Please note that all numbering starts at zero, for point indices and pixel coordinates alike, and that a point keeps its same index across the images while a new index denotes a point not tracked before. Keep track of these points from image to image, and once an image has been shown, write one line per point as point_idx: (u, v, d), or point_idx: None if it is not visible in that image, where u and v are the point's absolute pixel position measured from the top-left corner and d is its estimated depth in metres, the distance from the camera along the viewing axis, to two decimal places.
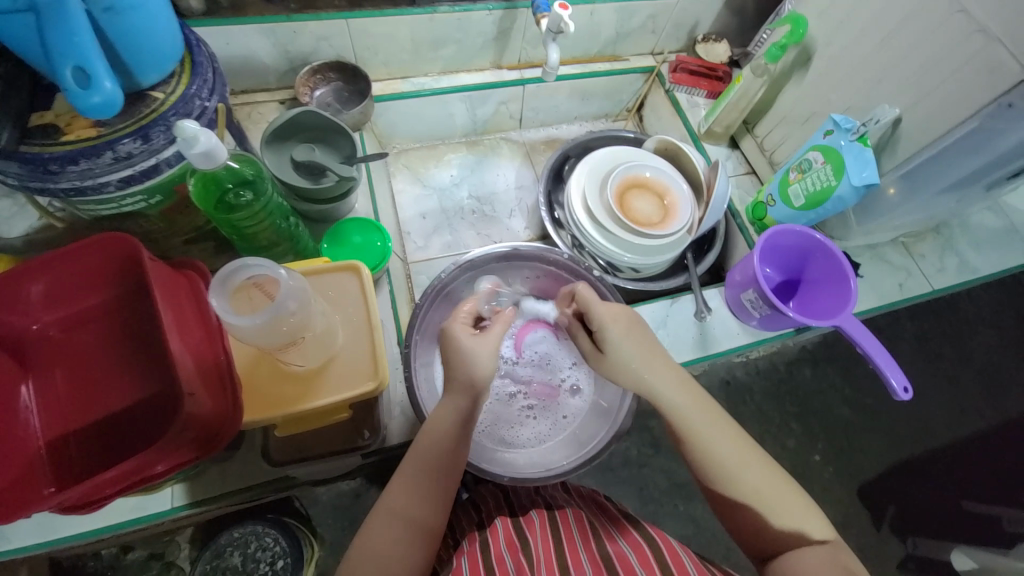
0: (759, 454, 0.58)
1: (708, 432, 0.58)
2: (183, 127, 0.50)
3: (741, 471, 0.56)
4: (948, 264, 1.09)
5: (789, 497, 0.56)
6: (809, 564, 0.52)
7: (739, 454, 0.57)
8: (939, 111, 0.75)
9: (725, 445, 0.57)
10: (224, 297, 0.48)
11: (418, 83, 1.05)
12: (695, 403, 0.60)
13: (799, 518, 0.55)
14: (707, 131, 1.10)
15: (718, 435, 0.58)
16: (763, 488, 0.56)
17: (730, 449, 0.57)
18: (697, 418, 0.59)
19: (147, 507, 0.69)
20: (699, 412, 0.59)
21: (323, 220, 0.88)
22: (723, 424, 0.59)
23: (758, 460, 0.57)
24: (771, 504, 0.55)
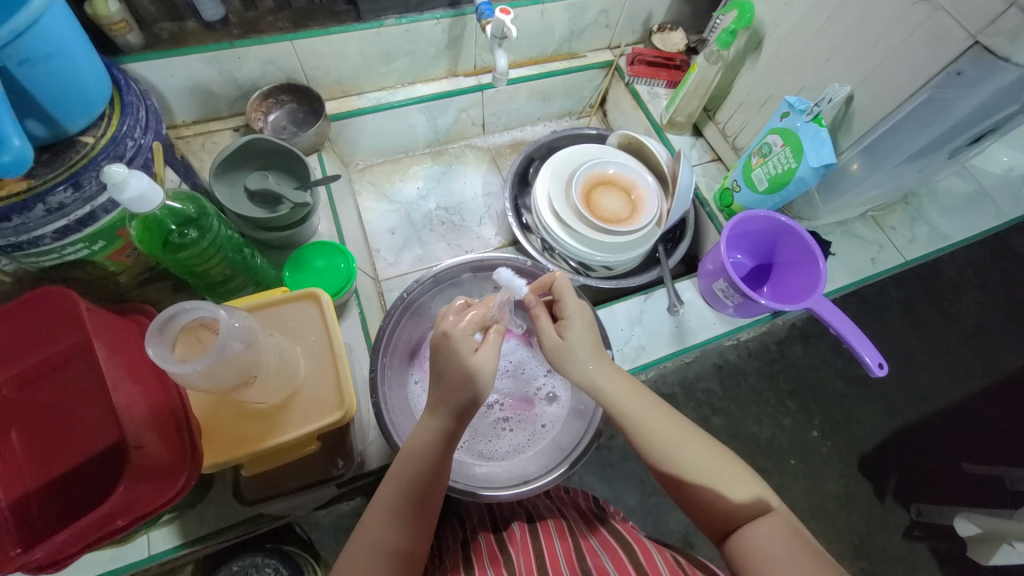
0: (703, 435, 0.59)
1: (649, 419, 0.59)
2: (111, 172, 0.49)
3: (682, 451, 0.57)
4: (919, 234, 1.09)
5: (736, 475, 0.57)
6: (763, 538, 0.52)
7: (685, 435, 0.58)
8: (891, 84, 0.74)
9: (666, 430, 0.58)
10: (164, 346, 0.47)
11: (374, 98, 1.04)
12: (640, 396, 0.60)
13: (749, 492, 0.56)
14: (669, 121, 1.09)
15: (656, 420, 0.58)
16: (710, 467, 0.56)
17: (675, 433, 0.58)
18: (636, 407, 0.59)
19: (126, 557, 0.68)
20: (635, 399, 0.60)
21: (285, 246, 0.87)
22: (664, 414, 0.59)
23: (698, 441, 0.58)
24: (722, 481, 0.56)
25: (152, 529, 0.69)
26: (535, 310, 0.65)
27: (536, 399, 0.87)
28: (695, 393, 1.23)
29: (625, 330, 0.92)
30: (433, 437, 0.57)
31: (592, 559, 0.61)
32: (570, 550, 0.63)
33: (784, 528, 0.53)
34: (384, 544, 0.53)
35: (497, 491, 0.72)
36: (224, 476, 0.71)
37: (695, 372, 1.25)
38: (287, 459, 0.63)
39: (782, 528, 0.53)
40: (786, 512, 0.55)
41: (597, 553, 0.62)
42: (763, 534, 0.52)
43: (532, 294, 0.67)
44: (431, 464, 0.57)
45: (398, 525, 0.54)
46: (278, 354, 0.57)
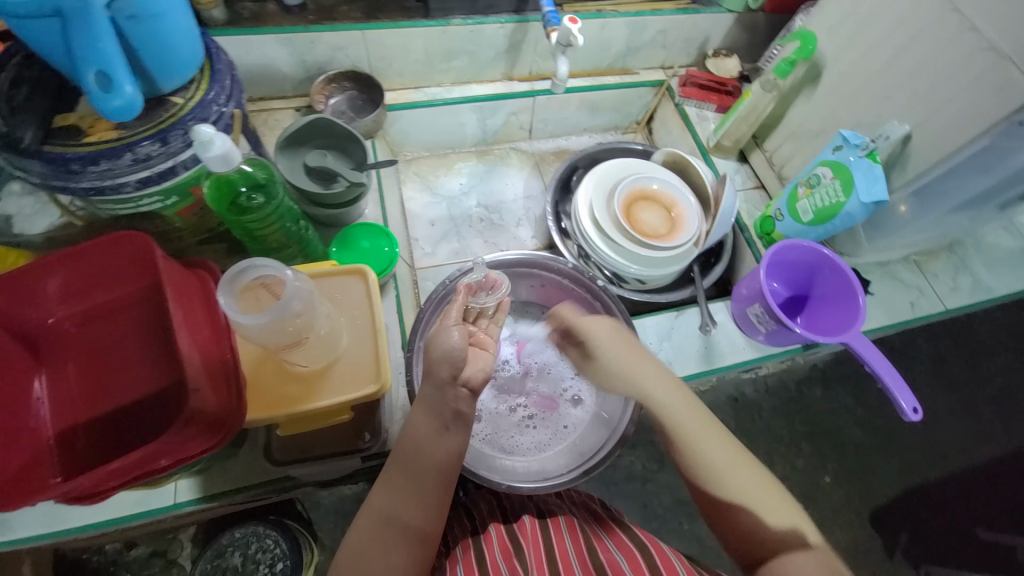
0: (747, 456, 0.60)
1: (697, 434, 0.61)
2: (200, 131, 0.52)
3: (725, 468, 0.58)
4: (961, 284, 1.07)
5: (771, 495, 0.57)
6: (796, 566, 0.51)
7: (727, 452, 0.60)
8: (948, 128, 0.75)
9: (706, 442, 0.60)
10: (232, 296, 0.49)
11: (431, 93, 1.07)
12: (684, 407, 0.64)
13: (782, 517, 0.56)
14: (716, 144, 1.10)
15: (701, 432, 0.61)
16: (752, 486, 0.57)
17: (721, 452, 0.60)
18: (688, 419, 0.62)
19: (151, 502, 0.70)
20: (687, 412, 0.63)
21: (333, 224, 0.90)
22: (710, 428, 0.61)
23: (741, 462, 0.59)
24: (759, 501, 0.56)
25: (179, 478, 0.71)
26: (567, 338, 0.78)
27: (561, 401, 0.88)
28: None
29: (654, 345, 0.92)
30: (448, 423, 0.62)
31: (603, 557, 0.62)
32: (584, 549, 0.64)
33: (820, 555, 0.52)
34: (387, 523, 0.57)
35: (520, 484, 0.73)
36: (254, 436, 0.73)
37: (711, 400, 1.24)
38: (320, 425, 0.65)
39: (816, 558, 0.52)
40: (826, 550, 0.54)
41: (608, 557, 0.62)
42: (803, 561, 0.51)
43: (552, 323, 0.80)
44: None
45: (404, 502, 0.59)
46: (328, 323, 0.59)
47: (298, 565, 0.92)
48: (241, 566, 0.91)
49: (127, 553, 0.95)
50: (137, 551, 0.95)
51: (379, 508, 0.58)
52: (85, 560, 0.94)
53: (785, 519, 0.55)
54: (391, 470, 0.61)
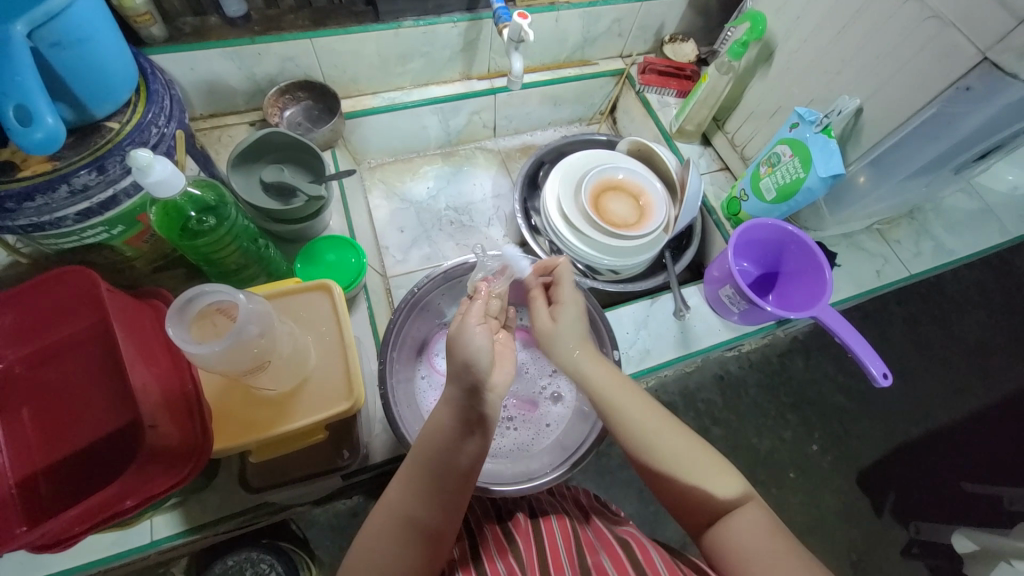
0: (686, 430, 0.60)
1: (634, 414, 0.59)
2: (137, 156, 0.50)
3: (659, 440, 0.58)
4: (924, 248, 1.10)
5: (708, 463, 0.58)
6: (740, 531, 0.54)
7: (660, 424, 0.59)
8: (898, 98, 0.76)
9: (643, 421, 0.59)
10: (184, 326, 0.48)
11: (389, 97, 1.05)
12: (619, 386, 0.61)
13: (725, 484, 0.57)
14: (678, 129, 1.10)
15: (636, 410, 0.60)
16: (693, 462, 0.58)
17: (654, 424, 0.59)
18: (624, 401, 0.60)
19: (128, 541, 0.68)
20: (621, 393, 0.61)
21: (297, 240, 0.88)
22: (643, 403, 0.60)
23: (675, 433, 0.59)
24: (699, 474, 0.57)
25: (155, 514, 0.69)
26: (535, 292, 0.68)
27: (541, 398, 0.88)
28: (695, 403, 1.23)
29: (632, 334, 0.93)
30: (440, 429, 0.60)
31: (592, 560, 0.61)
32: (574, 548, 0.64)
33: (762, 519, 0.55)
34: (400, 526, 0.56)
35: (505, 488, 0.72)
36: (229, 464, 0.72)
37: (695, 381, 1.25)
38: (295, 447, 0.64)
39: (758, 518, 0.55)
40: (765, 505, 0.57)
41: (597, 552, 0.63)
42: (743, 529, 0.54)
43: (533, 275, 0.69)
44: (450, 453, 0.57)
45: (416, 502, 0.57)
46: (291, 342, 0.58)
47: None
48: None
49: None
50: None
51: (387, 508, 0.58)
52: None
53: (732, 487, 0.57)
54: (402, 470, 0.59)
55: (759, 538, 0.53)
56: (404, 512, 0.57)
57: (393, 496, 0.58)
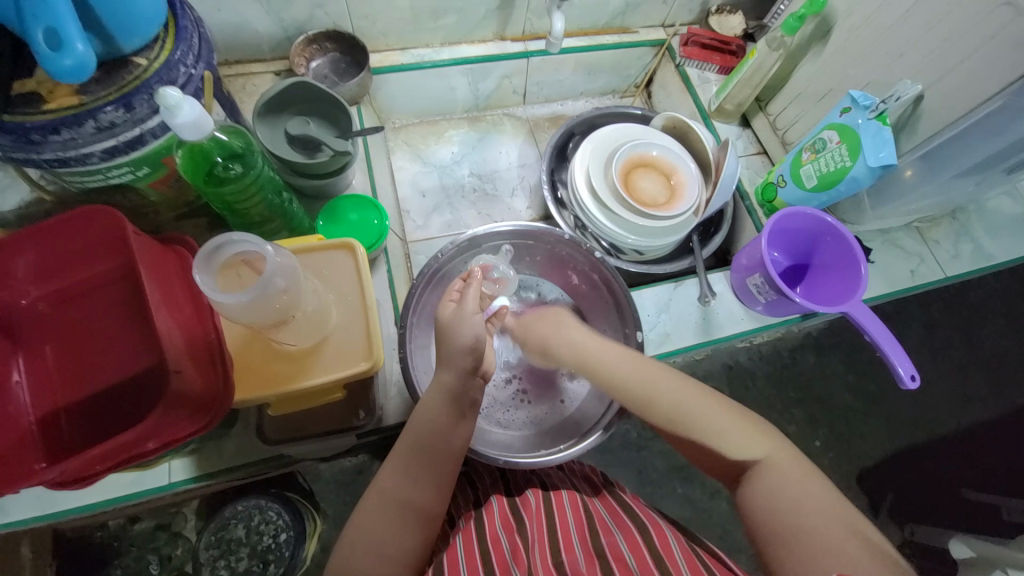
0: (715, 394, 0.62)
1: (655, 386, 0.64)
2: (166, 94, 0.48)
3: (669, 408, 0.62)
4: (962, 251, 1.06)
5: (726, 424, 0.59)
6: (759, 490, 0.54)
7: (675, 393, 0.63)
8: (962, 87, 0.71)
9: (655, 390, 0.64)
10: (210, 274, 0.47)
11: (417, 54, 1.01)
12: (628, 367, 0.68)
13: (749, 445, 0.58)
14: (718, 108, 1.05)
15: (645, 382, 0.65)
16: (717, 420, 0.60)
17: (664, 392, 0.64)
18: (647, 379, 0.65)
19: (145, 481, 0.70)
20: (641, 371, 0.66)
21: (319, 197, 0.86)
22: (656, 376, 0.65)
23: (690, 398, 0.62)
24: (716, 433, 0.59)
25: (172, 458, 0.71)
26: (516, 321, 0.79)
27: (558, 373, 0.87)
28: None
29: (652, 316, 0.91)
30: (446, 402, 0.63)
31: (605, 539, 0.60)
32: (584, 525, 0.63)
33: (783, 473, 0.54)
34: (399, 503, 0.57)
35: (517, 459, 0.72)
36: (247, 415, 0.72)
37: (706, 369, 1.24)
38: (313, 403, 0.64)
39: (780, 475, 0.54)
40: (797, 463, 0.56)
41: (608, 528, 0.62)
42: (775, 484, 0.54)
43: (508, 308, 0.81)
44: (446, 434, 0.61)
45: (417, 485, 0.59)
46: (314, 299, 0.57)
47: (301, 536, 0.93)
48: (245, 538, 0.92)
49: (130, 528, 0.95)
50: (141, 525, 0.96)
51: (395, 486, 0.58)
52: (88, 536, 0.95)
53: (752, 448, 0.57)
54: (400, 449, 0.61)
55: (780, 497, 0.52)
56: (405, 494, 0.58)
57: (396, 475, 0.59)
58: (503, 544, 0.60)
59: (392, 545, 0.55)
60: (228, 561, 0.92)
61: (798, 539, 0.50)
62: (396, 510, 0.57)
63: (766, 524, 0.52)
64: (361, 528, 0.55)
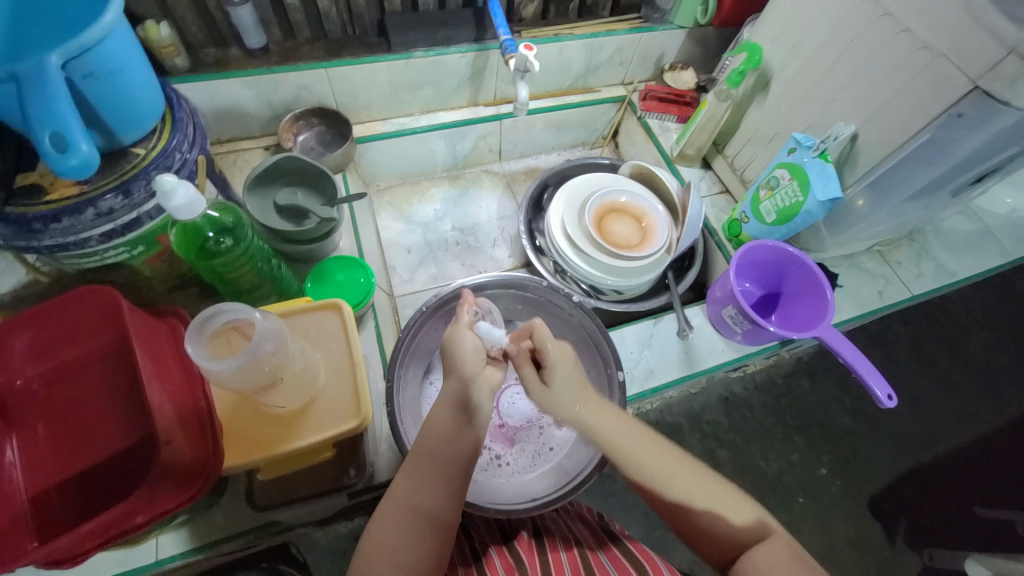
0: (687, 458, 0.61)
1: (634, 450, 0.60)
2: (162, 181, 0.53)
3: (670, 478, 0.59)
4: (925, 270, 1.11)
5: (720, 495, 0.58)
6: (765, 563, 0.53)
7: (670, 463, 0.60)
8: (893, 124, 0.78)
9: (651, 461, 0.59)
10: (202, 343, 0.49)
11: (398, 123, 1.09)
12: (618, 426, 0.62)
13: (739, 512, 0.58)
14: (679, 153, 1.13)
15: (645, 453, 0.60)
16: (699, 489, 0.58)
17: (661, 462, 0.60)
18: (657, 464, 0.59)
19: (132, 560, 0.68)
20: (621, 432, 0.62)
21: (307, 260, 0.90)
22: (645, 439, 0.62)
23: (687, 468, 0.60)
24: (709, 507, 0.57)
25: (161, 533, 0.69)
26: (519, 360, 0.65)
27: (546, 422, 0.88)
28: (701, 425, 1.23)
29: (635, 354, 0.94)
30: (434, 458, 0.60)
31: None
32: (579, 569, 0.64)
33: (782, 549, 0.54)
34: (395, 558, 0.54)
35: (508, 506, 0.72)
36: (235, 481, 0.72)
37: (701, 402, 1.25)
38: (302, 465, 0.64)
39: (780, 548, 0.54)
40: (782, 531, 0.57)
41: (605, 569, 0.64)
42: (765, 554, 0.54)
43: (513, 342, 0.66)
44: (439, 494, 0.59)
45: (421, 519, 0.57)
46: (303, 359, 0.59)
47: None
48: None
49: None
50: None
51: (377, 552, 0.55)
52: None
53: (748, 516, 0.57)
54: (408, 483, 0.59)
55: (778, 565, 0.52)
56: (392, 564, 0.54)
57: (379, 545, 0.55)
58: None
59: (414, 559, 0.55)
60: None
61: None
62: (417, 525, 0.56)
63: None
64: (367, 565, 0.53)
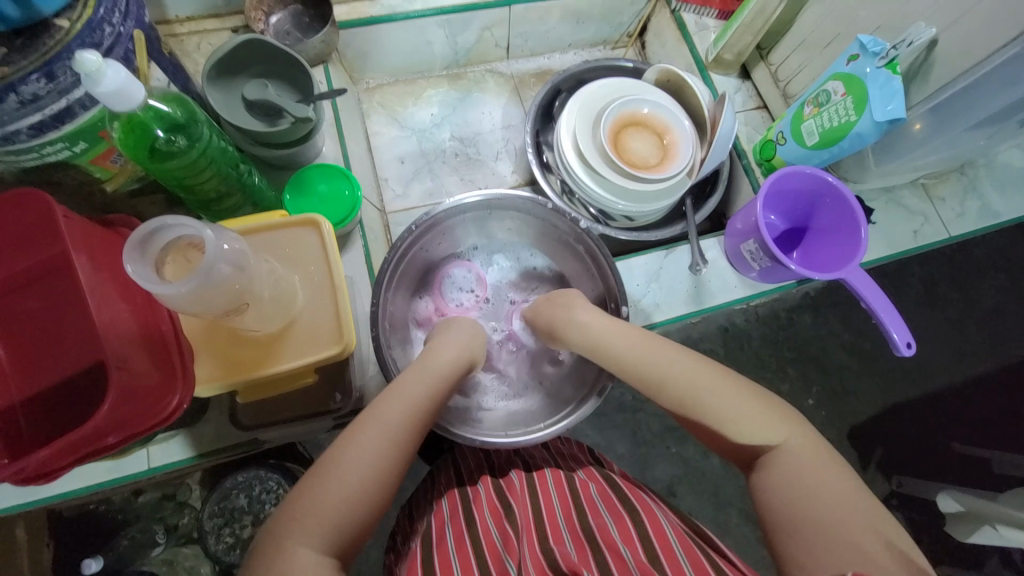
0: (720, 371, 0.61)
1: (659, 365, 0.63)
2: (83, 60, 0.43)
3: (693, 387, 0.60)
4: (969, 208, 1.01)
5: (750, 408, 0.58)
6: (779, 476, 0.53)
7: (696, 375, 0.61)
8: (986, 29, 0.64)
9: (674, 373, 0.62)
10: (149, 262, 0.43)
11: (388, 5, 0.92)
12: (646, 343, 0.66)
13: (764, 429, 0.56)
14: (715, 59, 0.98)
15: (671, 368, 0.62)
16: (720, 397, 0.59)
17: (688, 373, 0.61)
18: (684, 375, 0.61)
19: (125, 468, 0.68)
20: (645, 346, 0.65)
21: (286, 167, 0.81)
22: (674, 354, 0.64)
23: (714, 380, 0.60)
24: (731, 417, 0.58)
25: (151, 444, 0.69)
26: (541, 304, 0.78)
27: (541, 357, 0.88)
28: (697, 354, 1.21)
29: (641, 286, 0.88)
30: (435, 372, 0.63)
31: (593, 522, 0.60)
32: (571, 508, 0.62)
33: (798, 462, 0.54)
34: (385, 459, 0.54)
35: (498, 438, 0.71)
36: (219, 401, 0.70)
37: (700, 332, 1.22)
38: (286, 388, 0.62)
39: (798, 462, 0.54)
40: (805, 445, 0.55)
41: (597, 508, 0.62)
42: (789, 469, 0.54)
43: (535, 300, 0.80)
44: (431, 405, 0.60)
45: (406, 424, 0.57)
46: (273, 282, 0.53)
47: None
48: (247, 506, 0.94)
49: (135, 500, 0.96)
50: (145, 497, 0.97)
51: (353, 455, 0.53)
52: (88, 511, 0.96)
53: (771, 433, 0.56)
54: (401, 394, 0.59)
55: (793, 478, 0.52)
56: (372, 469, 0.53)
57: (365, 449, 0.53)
58: (495, 543, 0.59)
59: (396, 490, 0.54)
60: (232, 529, 0.94)
61: (790, 517, 0.51)
62: (401, 447, 0.55)
63: (778, 509, 0.52)
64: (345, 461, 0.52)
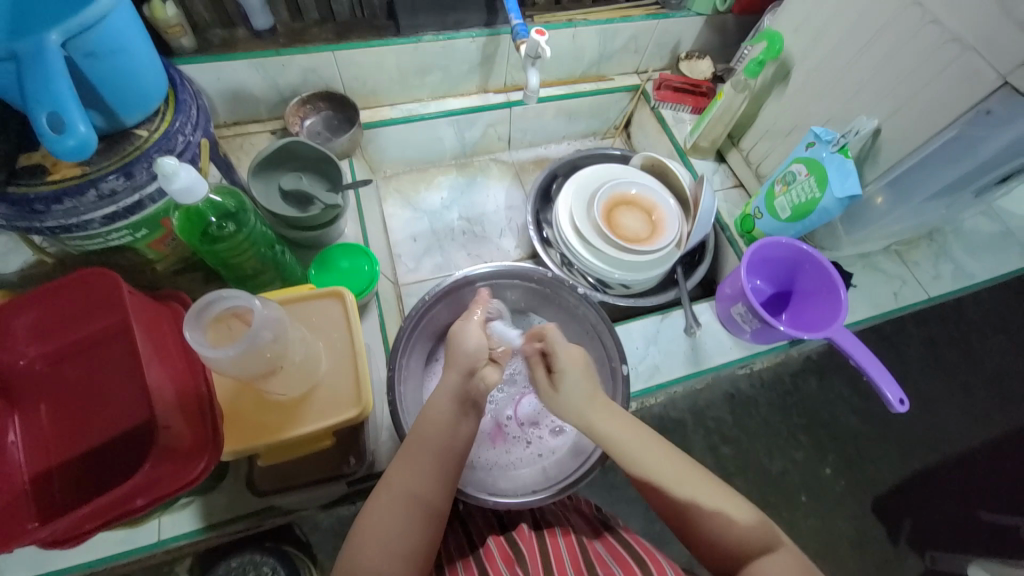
0: (696, 467, 0.60)
1: (640, 454, 0.59)
2: (163, 164, 0.52)
3: (674, 478, 0.58)
4: (943, 271, 1.08)
5: (729, 502, 0.57)
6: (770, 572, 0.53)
7: (677, 467, 0.59)
8: (917, 120, 0.75)
9: (656, 462, 0.58)
10: (200, 329, 0.49)
11: (406, 109, 1.07)
12: (623, 426, 0.61)
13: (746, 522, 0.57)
14: (693, 145, 1.11)
15: (650, 455, 0.59)
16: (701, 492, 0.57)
17: (664, 461, 0.59)
18: (663, 466, 0.58)
19: (136, 539, 0.69)
20: (624, 431, 0.60)
21: (312, 246, 0.90)
22: (651, 441, 0.60)
23: (693, 474, 0.59)
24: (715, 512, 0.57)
25: (164, 514, 0.70)
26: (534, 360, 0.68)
27: (541, 428, 0.88)
28: (705, 421, 1.21)
29: (640, 349, 0.92)
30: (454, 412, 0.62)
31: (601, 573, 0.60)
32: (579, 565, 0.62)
33: (783, 556, 0.54)
34: (408, 509, 0.56)
35: (506, 499, 0.72)
36: (235, 468, 0.72)
37: (706, 399, 1.23)
38: (303, 452, 0.65)
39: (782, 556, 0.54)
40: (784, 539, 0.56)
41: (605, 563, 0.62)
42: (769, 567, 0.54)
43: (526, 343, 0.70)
44: (452, 448, 0.61)
45: (427, 479, 0.58)
46: (303, 348, 0.58)
47: None
48: None
49: None
50: None
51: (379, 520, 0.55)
52: None
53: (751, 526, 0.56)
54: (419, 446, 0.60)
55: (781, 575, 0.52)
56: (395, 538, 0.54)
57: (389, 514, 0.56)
58: None
59: (406, 548, 0.54)
60: None
61: None
62: (415, 508, 0.57)
63: None
64: (369, 526, 0.55)
